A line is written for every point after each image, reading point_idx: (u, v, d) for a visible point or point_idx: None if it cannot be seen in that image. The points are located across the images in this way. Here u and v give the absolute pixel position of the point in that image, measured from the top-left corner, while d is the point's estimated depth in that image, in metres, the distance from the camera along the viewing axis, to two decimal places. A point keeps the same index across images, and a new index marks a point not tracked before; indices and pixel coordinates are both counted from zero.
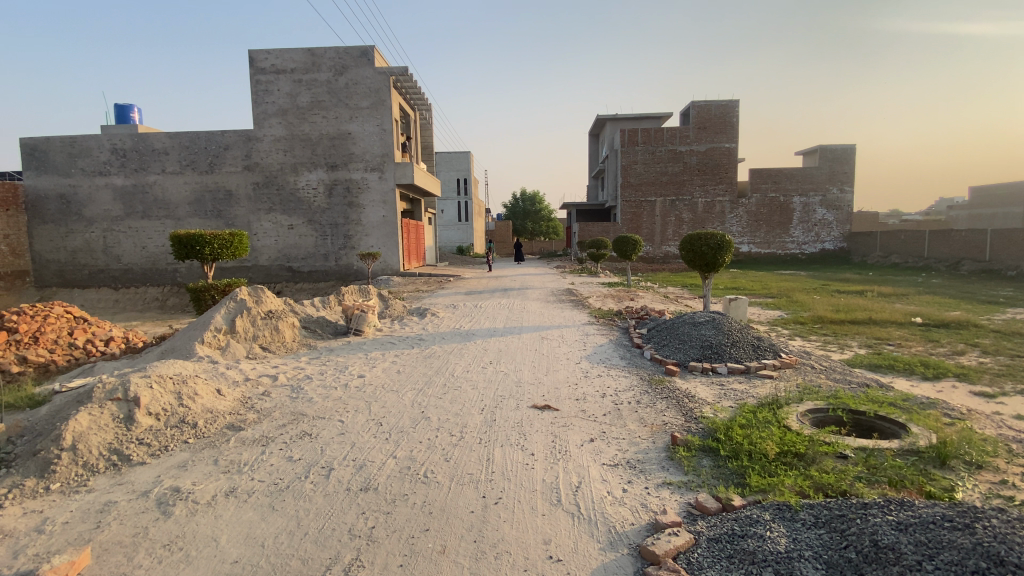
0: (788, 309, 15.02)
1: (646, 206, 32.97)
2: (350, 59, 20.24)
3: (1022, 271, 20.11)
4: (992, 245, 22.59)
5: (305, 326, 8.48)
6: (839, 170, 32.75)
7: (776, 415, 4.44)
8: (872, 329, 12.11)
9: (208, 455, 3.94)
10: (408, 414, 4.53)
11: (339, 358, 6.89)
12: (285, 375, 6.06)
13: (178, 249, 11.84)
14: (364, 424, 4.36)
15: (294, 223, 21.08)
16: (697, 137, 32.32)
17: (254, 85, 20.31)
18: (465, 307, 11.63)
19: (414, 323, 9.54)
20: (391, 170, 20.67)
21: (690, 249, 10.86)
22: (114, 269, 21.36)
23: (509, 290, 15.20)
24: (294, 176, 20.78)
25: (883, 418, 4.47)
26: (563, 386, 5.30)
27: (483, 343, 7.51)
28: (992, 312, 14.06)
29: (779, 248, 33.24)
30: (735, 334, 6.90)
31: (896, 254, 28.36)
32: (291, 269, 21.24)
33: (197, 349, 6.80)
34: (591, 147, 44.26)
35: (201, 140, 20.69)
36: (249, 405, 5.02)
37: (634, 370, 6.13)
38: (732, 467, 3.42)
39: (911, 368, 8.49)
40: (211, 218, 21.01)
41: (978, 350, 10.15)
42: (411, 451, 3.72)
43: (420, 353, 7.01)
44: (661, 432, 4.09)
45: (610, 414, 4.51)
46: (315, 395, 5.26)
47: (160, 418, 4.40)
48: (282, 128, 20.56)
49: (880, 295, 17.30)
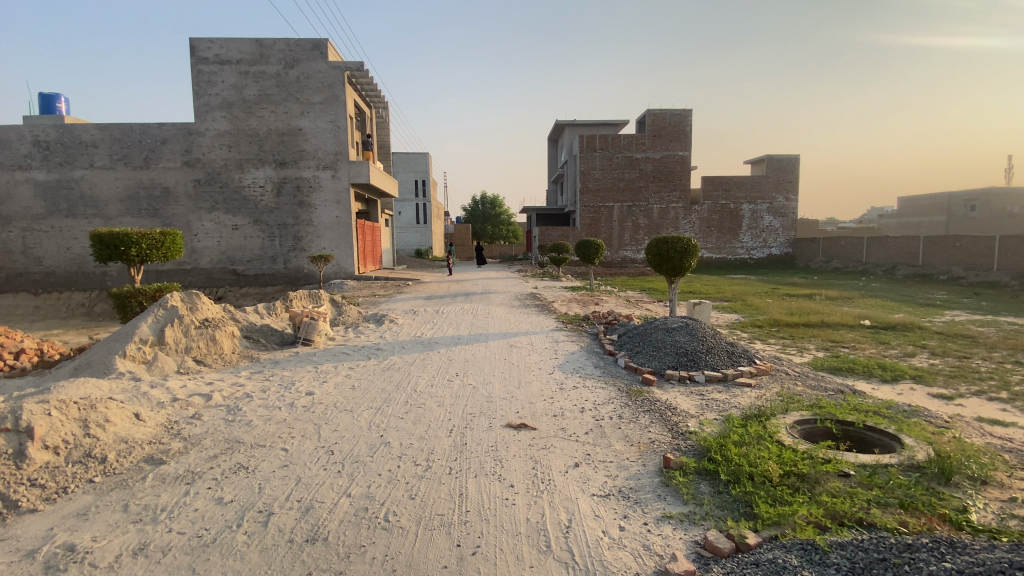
0: (745, 313, 15.21)
1: (604, 211, 33.20)
2: (301, 52, 19.18)
3: (953, 276, 21.33)
4: (925, 250, 23.93)
5: (247, 336, 7.69)
6: (785, 179, 34.03)
7: (766, 429, 4.14)
8: (825, 332, 12.33)
9: (117, 499, 3.23)
10: (365, 439, 3.95)
11: (286, 372, 6.18)
12: (221, 394, 5.32)
13: (99, 250, 10.63)
14: (312, 453, 3.75)
15: (239, 223, 19.75)
16: (653, 145, 32.82)
17: (196, 76, 18.92)
18: (425, 313, 11.02)
19: (370, 331, 8.85)
20: (345, 169, 19.72)
21: (656, 253, 10.69)
22: (34, 273, 19.37)
23: (470, 294, 14.67)
24: (239, 173, 19.48)
25: (874, 429, 4.25)
26: (538, 401, 4.84)
27: (447, 353, 6.95)
28: (932, 314, 14.70)
29: (730, 253, 34.23)
30: (709, 340, 6.66)
31: (838, 259, 29.71)
32: (235, 272, 19.90)
33: (117, 364, 5.93)
34: (550, 152, 44.37)
35: (135, 133, 19.11)
36: (175, 431, 4.29)
37: (610, 380, 5.77)
38: (734, 494, 3.06)
39: (870, 371, 8.58)
40: (146, 217, 19.40)
41: (927, 351, 10.46)
42: (369, 487, 3.16)
43: (379, 364, 6.40)
44: (650, 452, 3.70)
45: (592, 432, 4.09)
46: (255, 418, 4.56)
47: (60, 452, 3.63)
48: (226, 122, 19.25)
49: (827, 299, 17.86)
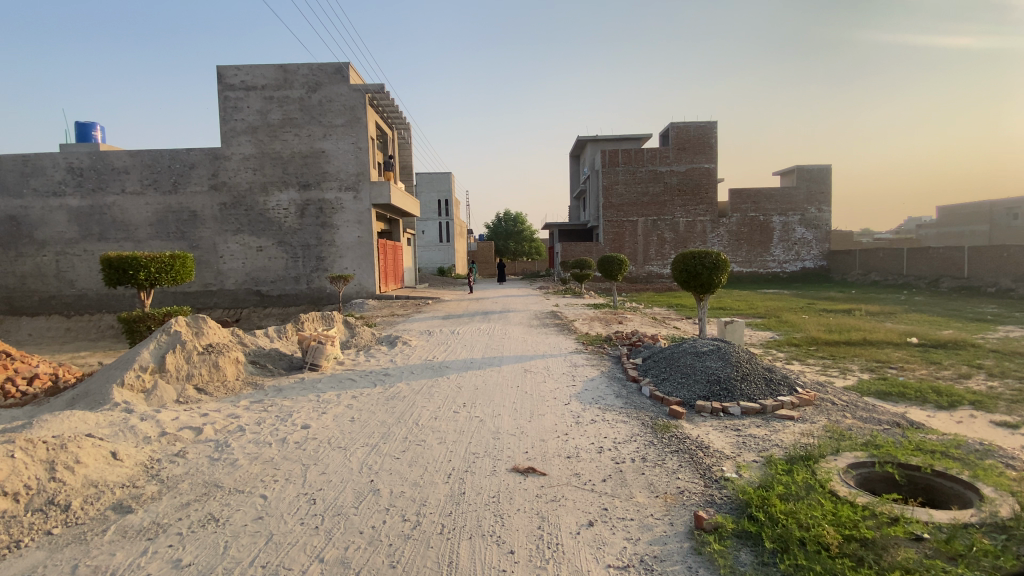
0: (779, 330, 14.33)
1: (628, 226, 32.54)
2: (324, 76, 19.42)
3: (1002, 287, 19.93)
4: (970, 261, 22.47)
5: (253, 361, 7.41)
6: (816, 189, 32.82)
7: (816, 476, 3.53)
8: (869, 351, 11.42)
9: (68, 557, 2.86)
10: (353, 485, 3.51)
11: (286, 402, 5.82)
12: (213, 427, 4.98)
13: (109, 273, 10.68)
14: (292, 502, 3.33)
15: (263, 244, 19.91)
16: (677, 158, 32.19)
17: (222, 102, 19.34)
18: (441, 334, 10.62)
19: (381, 354, 8.49)
20: (366, 189, 19.73)
21: (683, 269, 10.08)
22: (67, 295, 19.90)
23: (490, 313, 14.25)
24: (263, 196, 19.70)
25: (943, 474, 3.57)
26: (552, 438, 4.34)
27: (457, 379, 6.52)
28: (985, 330, 13.56)
29: (760, 266, 33.03)
30: (744, 365, 6.05)
31: (876, 272, 28.27)
32: (259, 293, 20.02)
33: (114, 394, 5.71)
34: (573, 168, 44.09)
35: (164, 158, 19.59)
36: (153, 472, 3.97)
37: (633, 412, 5.22)
38: (782, 569, 2.52)
39: (924, 395, 7.75)
40: (173, 240, 19.76)
41: (985, 372, 9.51)
42: (347, 549, 2.73)
43: (384, 393, 5.99)
44: (679, 507, 3.16)
45: (611, 479, 3.58)
46: (242, 456, 4.20)
47: (20, 499, 3.31)
48: (251, 146, 19.56)
49: (868, 314, 16.76)
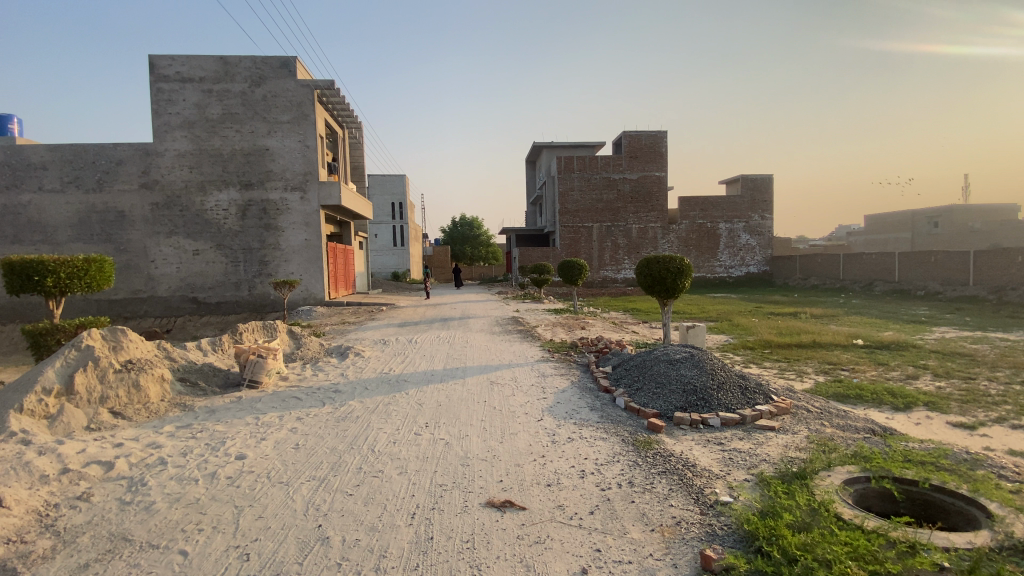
0: (734, 334, 14.51)
1: (583, 231, 32.68)
2: (268, 70, 18.29)
3: (930, 291, 21.20)
4: (900, 266, 23.83)
5: (182, 379, 6.56)
6: (760, 198, 34.10)
7: (817, 497, 3.23)
8: (820, 353, 11.63)
9: None
10: (297, 533, 2.93)
11: (219, 427, 5.06)
12: (130, 460, 4.22)
13: (11, 279, 9.45)
14: (219, 559, 2.72)
15: (200, 248, 18.46)
16: (629, 166, 32.69)
17: (155, 94, 17.86)
18: (397, 344, 9.96)
19: (331, 368, 7.76)
20: (314, 190, 18.68)
21: (647, 274, 9.90)
22: None
23: (447, 321, 13.68)
24: (201, 195, 18.27)
25: (943, 490, 3.37)
26: (528, 462, 3.89)
27: (417, 396, 5.94)
28: (921, 331, 14.23)
29: (708, 271, 33.96)
30: (720, 373, 5.82)
31: (815, 276, 29.61)
32: (195, 300, 18.53)
33: (8, 420, 4.80)
34: (528, 174, 44.10)
35: (88, 153, 17.86)
36: (50, 522, 3.22)
37: (610, 427, 4.85)
38: None
39: (881, 398, 7.82)
40: (98, 243, 18.01)
41: (929, 373, 9.79)
42: None
43: (334, 413, 5.35)
44: (680, 543, 2.80)
45: (601, 511, 3.16)
46: (164, 498, 3.51)
47: None
48: (188, 142, 18.12)
49: (813, 317, 17.32)
